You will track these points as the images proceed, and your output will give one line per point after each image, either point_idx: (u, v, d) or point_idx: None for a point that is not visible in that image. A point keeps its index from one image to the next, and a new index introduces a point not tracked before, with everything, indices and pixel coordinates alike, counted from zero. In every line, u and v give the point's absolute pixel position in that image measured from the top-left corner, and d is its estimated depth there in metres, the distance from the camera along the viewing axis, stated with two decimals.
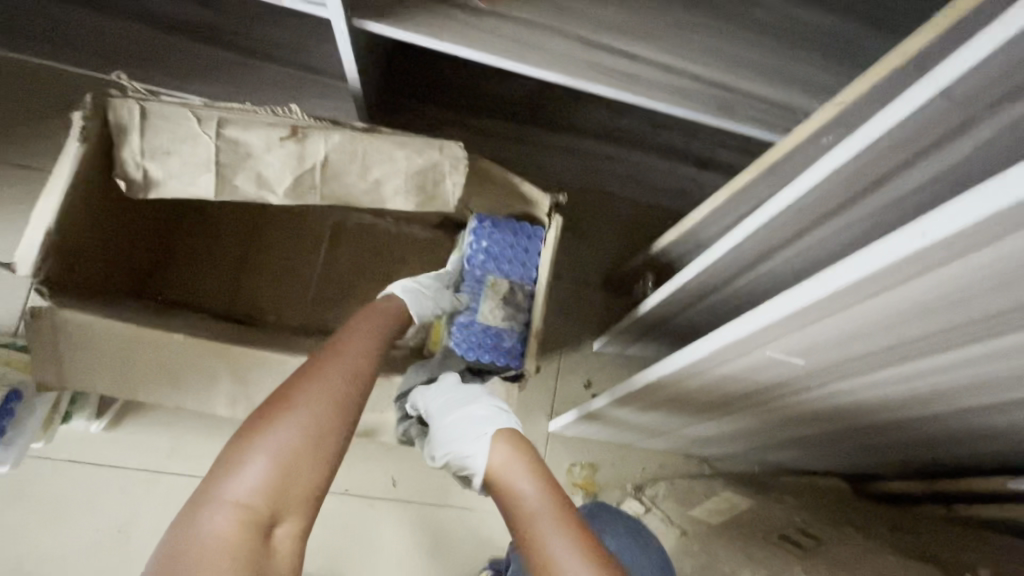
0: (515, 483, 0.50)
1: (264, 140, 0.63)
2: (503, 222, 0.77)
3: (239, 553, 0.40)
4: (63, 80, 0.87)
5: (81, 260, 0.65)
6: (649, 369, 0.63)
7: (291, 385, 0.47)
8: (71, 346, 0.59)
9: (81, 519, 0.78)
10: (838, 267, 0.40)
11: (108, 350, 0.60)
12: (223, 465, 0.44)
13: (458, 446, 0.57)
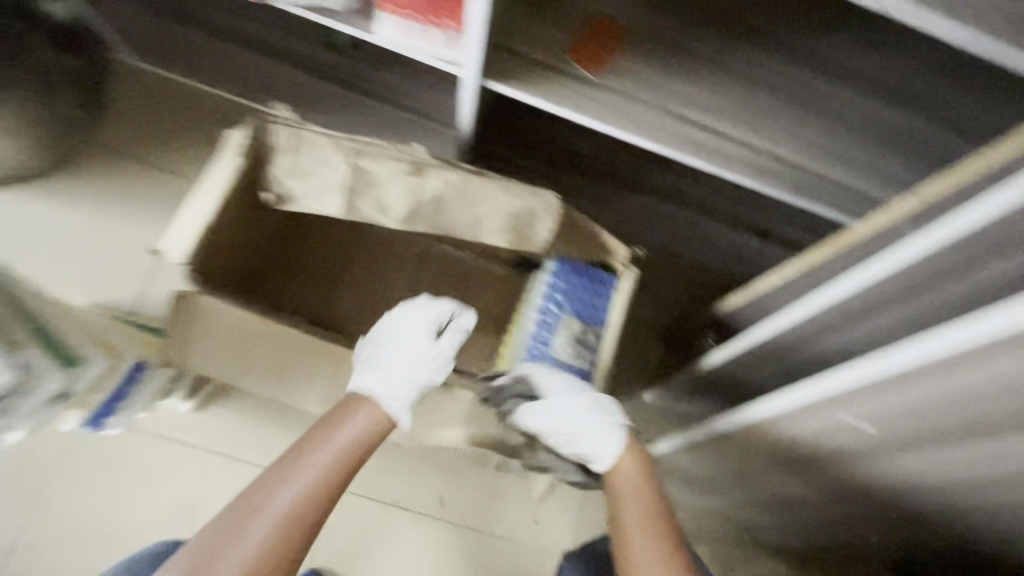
0: (630, 482, 0.65)
1: (388, 173, 0.72)
2: (580, 267, 0.83)
3: None
4: (209, 101, 1.00)
5: (217, 257, 0.74)
6: (740, 412, 0.68)
7: (226, 539, 0.50)
8: (202, 330, 0.67)
9: (162, 491, 0.85)
10: (907, 344, 0.46)
11: (232, 337, 0.68)
12: None
13: (584, 433, 0.67)
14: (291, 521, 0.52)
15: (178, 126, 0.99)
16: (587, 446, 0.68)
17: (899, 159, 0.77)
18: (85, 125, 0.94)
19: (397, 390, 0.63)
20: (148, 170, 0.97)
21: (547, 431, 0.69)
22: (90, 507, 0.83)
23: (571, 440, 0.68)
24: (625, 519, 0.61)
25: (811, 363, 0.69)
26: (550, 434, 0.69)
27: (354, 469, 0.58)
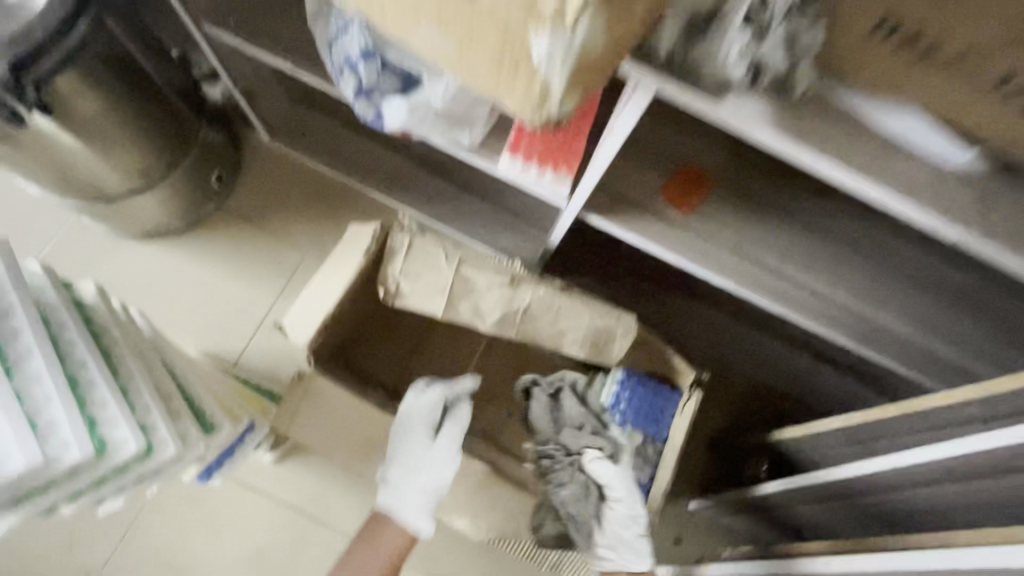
0: None
1: (487, 282, 0.81)
2: (646, 379, 0.87)
3: None
4: (320, 178, 1.11)
5: (330, 337, 0.85)
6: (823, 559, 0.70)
7: None
8: (310, 408, 0.78)
9: (237, 535, 0.93)
10: (960, 549, 0.53)
11: (336, 416, 0.79)
12: None
13: (638, 521, 0.78)
14: None
15: (290, 198, 1.10)
16: (634, 534, 0.77)
17: (969, 323, 0.79)
18: (219, 194, 1.07)
19: (410, 505, 0.73)
20: (261, 235, 1.08)
21: (617, 498, 0.78)
22: (174, 542, 0.92)
23: (628, 520, 0.77)
24: None
25: (875, 514, 0.73)
26: (622, 506, 0.78)
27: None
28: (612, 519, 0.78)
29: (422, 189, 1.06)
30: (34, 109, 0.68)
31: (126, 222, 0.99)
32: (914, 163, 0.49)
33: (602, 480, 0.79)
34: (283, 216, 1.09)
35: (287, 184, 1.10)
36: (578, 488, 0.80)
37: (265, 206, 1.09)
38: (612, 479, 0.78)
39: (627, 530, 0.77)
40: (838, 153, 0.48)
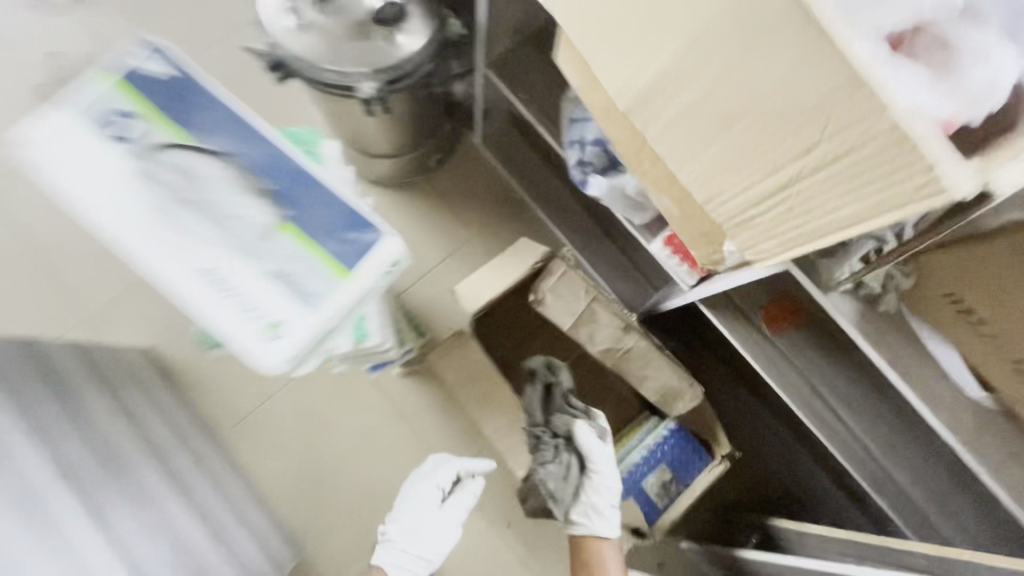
0: None
1: (607, 320, 1.08)
2: (690, 437, 1.13)
3: None
4: (501, 182, 1.42)
5: (485, 312, 1.16)
6: None
7: None
8: (452, 352, 1.12)
9: (359, 413, 1.28)
10: None
11: (472, 366, 1.12)
12: None
13: (608, 497, 0.99)
14: None
15: (475, 189, 1.41)
16: (606, 509, 0.98)
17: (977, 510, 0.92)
18: (429, 170, 1.40)
19: (401, 559, 1.00)
20: (445, 209, 1.40)
21: (597, 472, 0.99)
22: (318, 399, 1.28)
23: (605, 496, 0.98)
24: None
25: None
26: (600, 477, 0.99)
27: None
28: (591, 495, 0.98)
29: (572, 219, 1.33)
30: (374, 102, 0.94)
31: (362, 168, 1.34)
32: (939, 381, 0.71)
33: (588, 455, 0.99)
34: (466, 201, 1.40)
35: (477, 179, 1.41)
36: (563, 465, 0.98)
37: (457, 189, 1.41)
38: (597, 457, 0.98)
39: (603, 502, 0.98)
40: (888, 355, 0.71)
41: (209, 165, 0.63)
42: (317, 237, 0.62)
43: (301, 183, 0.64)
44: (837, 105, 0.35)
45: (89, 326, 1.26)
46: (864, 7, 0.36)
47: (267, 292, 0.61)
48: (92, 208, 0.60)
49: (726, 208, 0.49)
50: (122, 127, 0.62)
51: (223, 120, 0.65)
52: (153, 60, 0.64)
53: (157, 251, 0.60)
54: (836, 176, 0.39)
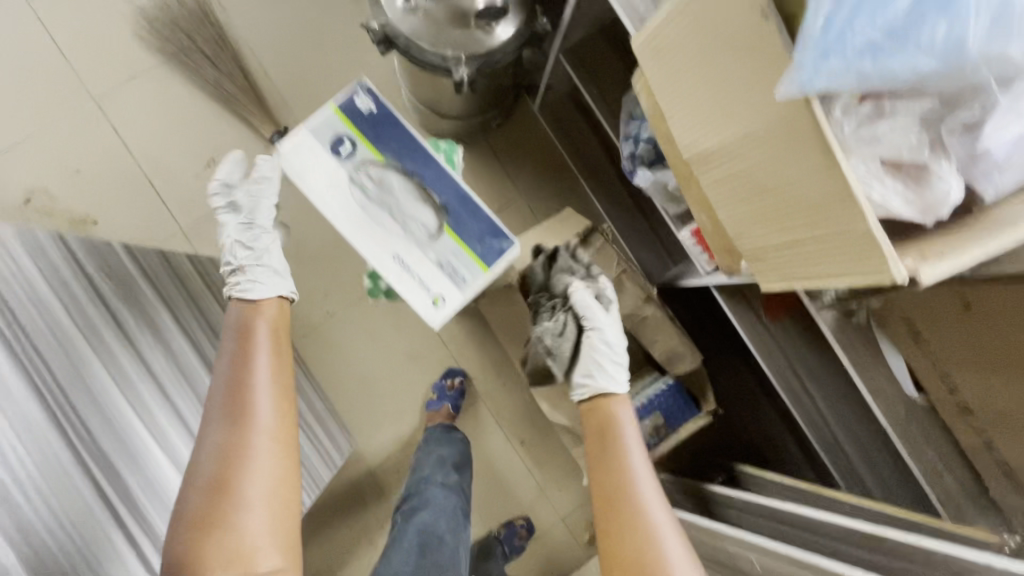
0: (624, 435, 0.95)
1: (631, 290, 1.28)
2: (682, 392, 1.37)
3: (286, 437, 0.84)
4: (553, 150, 1.56)
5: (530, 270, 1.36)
6: (725, 526, 1.17)
7: (244, 448, 0.79)
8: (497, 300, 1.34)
9: (410, 336, 1.54)
10: (796, 552, 0.98)
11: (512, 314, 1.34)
12: (245, 456, 0.78)
13: (607, 356, 1.02)
14: (275, 422, 0.83)
15: (528, 154, 1.55)
16: (606, 367, 1.01)
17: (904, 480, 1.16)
18: (489, 131, 1.54)
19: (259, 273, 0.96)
20: (499, 169, 1.55)
21: (595, 330, 1.05)
22: (375, 322, 1.52)
23: (607, 356, 1.02)
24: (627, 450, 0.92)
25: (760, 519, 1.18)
26: (599, 335, 1.04)
27: (282, 358, 0.89)
28: (592, 353, 1.02)
29: (613, 194, 1.49)
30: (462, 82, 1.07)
31: (431, 123, 1.48)
32: (889, 381, 0.92)
33: (585, 310, 1.05)
34: (518, 163, 1.55)
35: (531, 144, 1.56)
36: (560, 322, 1.06)
37: (512, 151, 1.55)
38: (595, 314, 1.04)
39: (605, 360, 1.02)
40: (852, 356, 0.91)
41: (397, 179, 0.84)
42: (469, 241, 0.84)
43: (459, 197, 0.84)
44: (832, 212, 0.54)
45: (183, 234, 1.45)
46: (866, 143, 0.54)
47: (432, 275, 0.84)
48: (319, 203, 0.83)
49: (748, 245, 0.68)
50: (340, 145, 0.83)
51: (407, 144, 0.84)
52: (362, 95, 0.83)
53: (360, 238, 0.84)
54: (818, 249, 0.58)
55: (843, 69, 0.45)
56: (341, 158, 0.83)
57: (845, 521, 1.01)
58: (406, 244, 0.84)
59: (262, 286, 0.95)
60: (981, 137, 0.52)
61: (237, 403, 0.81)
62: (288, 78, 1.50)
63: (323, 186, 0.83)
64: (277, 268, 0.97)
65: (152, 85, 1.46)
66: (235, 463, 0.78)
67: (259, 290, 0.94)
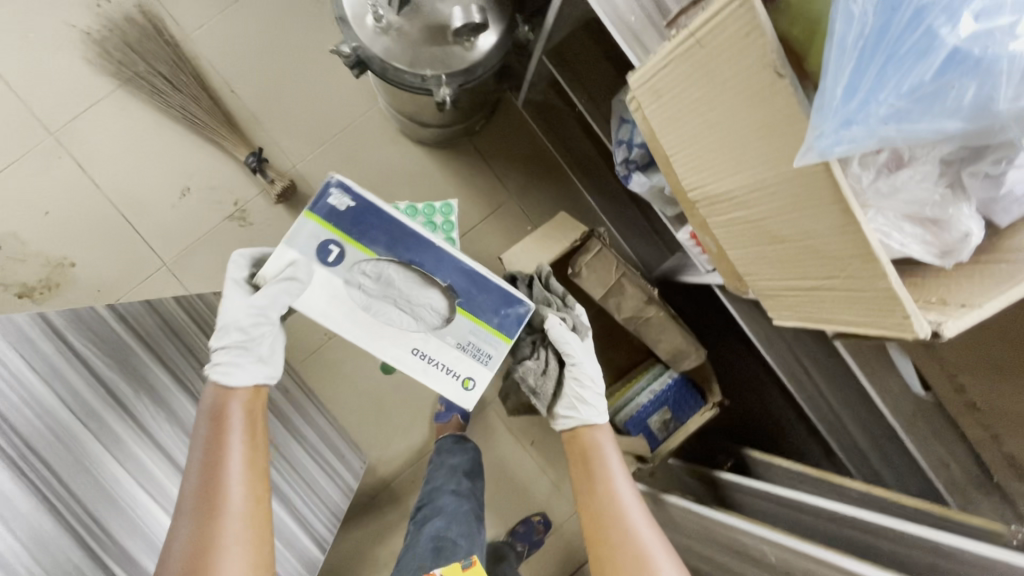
0: (605, 452, 0.93)
1: (632, 293, 1.26)
2: (687, 386, 1.38)
3: (264, 524, 0.73)
4: (541, 147, 1.51)
5: None
6: (737, 518, 1.19)
7: (215, 541, 0.69)
8: None
9: None
10: (808, 543, 1.01)
11: None
12: (215, 550, 0.69)
13: (588, 389, 0.96)
14: (251, 508, 0.72)
15: (515, 153, 1.50)
16: (587, 401, 0.96)
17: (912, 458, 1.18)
18: (473, 133, 1.48)
19: (244, 365, 0.81)
20: (488, 171, 1.50)
21: (576, 364, 0.97)
22: None
23: (590, 389, 0.97)
24: (605, 468, 0.91)
25: (771, 507, 1.21)
26: (578, 369, 0.97)
27: (261, 434, 0.78)
28: (574, 391, 0.97)
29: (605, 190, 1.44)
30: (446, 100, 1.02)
31: (411, 130, 1.41)
32: (897, 380, 0.92)
33: (564, 345, 0.97)
34: (506, 164, 1.50)
35: (519, 142, 1.50)
36: (540, 360, 0.99)
37: (499, 151, 1.50)
38: (574, 347, 0.97)
39: (587, 392, 0.96)
40: (860, 359, 0.92)
41: (397, 270, 0.80)
42: (484, 315, 0.82)
43: (467, 275, 0.80)
44: (849, 268, 0.52)
45: (167, 269, 1.40)
46: (879, 194, 0.52)
47: (456, 358, 0.83)
48: (326, 318, 0.80)
49: (757, 278, 0.66)
50: (327, 252, 0.78)
51: (396, 233, 0.77)
52: (336, 196, 0.75)
53: (375, 340, 0.81)
54: (833, 296, 0.57)
55: (861, 134, 0.43)
56: (332, 266, 0.79)
57: (854, 509, 1.04)
58: (423, 335, 0.82)
59: (241, 371, 0.81)
60: (1003, 183, 0.50)
61: (208, 494, 0.71)
62: (256, 94, 1.42)
63: (323, 298, 0.80)
64: (264, 355, 0.83)
65: (113, 114, 1.37)
66: (207, 561, 0.68)
67: (236, 374, 0.80)
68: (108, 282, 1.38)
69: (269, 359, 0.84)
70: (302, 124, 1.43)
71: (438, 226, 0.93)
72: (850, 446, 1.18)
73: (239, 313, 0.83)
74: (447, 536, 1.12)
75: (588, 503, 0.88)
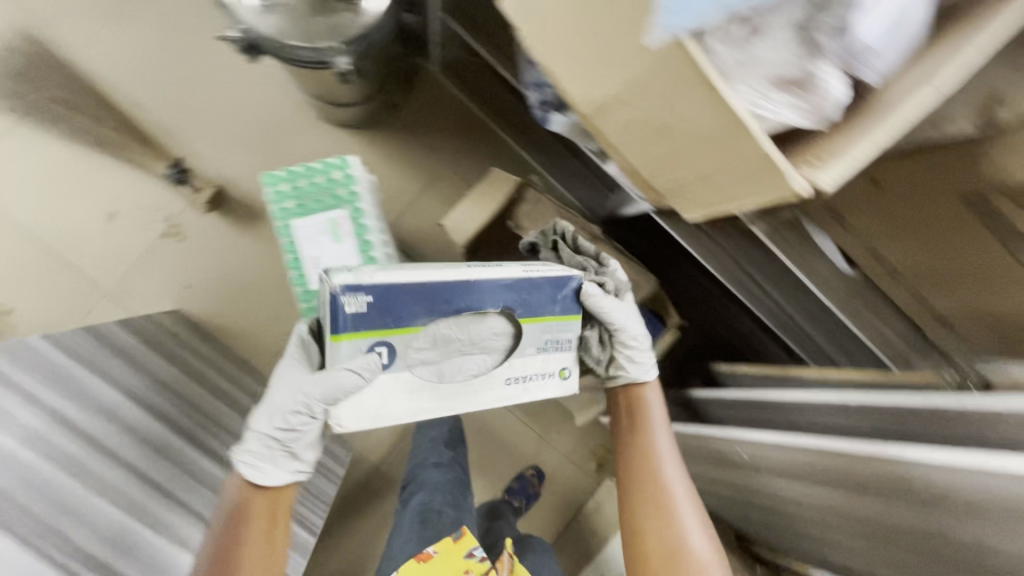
0: (657, 417, 0.99)
1: (576, 234, 1.28)
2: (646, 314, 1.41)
3: None
4: (465, 109, 1.50)
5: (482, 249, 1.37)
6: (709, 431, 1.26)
7: None
8: None
9: None
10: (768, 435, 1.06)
11: None
12: None
13: (641, 350, 0.98)
14: None
15: (441, 120, 1.49)
16: (641, 361, 0.99)
17: None
18: (394, 106, 1.46)
19: (273, 465, 0.87)
20: (417, 143, 1.49)
21: (628, 331, 0.94)
22: None
23: (639, 348, 0.98)
24: (654, 433, 0.96)
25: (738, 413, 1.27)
26: (629, 331, 0.94)
27: (277, 526, 0.88)
28: (628, 354, 0.98)
29: (534, 143, 1.44)
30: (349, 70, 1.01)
31: (329, 114, 1.39)
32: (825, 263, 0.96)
33: (613, 316, 0.92)
34: (434, 132, 1.50)
35: (441, 109, 1.49)
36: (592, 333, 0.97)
37: (424, 121, 1.49)
38: (623, 315, 0.93)
39: (640, 350, 0.98)
40: (787, 248, 0.96)
41: (446, 326, 0.74)
42: (546, 309, 0.80)
43: (510, 288, 0.76)
44: (728, 145, 0.54)
45: (110, 298, 1.37)
46: (745, 65, 0.55)
47: (544, 361, 0.83)
48: (420, 413, 0.76)
49: (666, 185, 0.70)
50: (379, 355, 0.72)
51: (426, 293, 0.71)
52: (350, 300, 0.67)
53: (467, 393, 0.79)
54: (725, 176, 0.59)
55: (703, 6, 0.44)
56: (389, 367, 0.73)
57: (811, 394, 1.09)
58: (504, 363, 0.80)
59: (273, 470, 0.87)
60: (851, 30, 0.52)
61: None
62: (166, 107, 1.38)
63: (401, 394, 0.75)
64: (296, 454, 0.88)
65: (20, 150, 1.33)
66: None
67: (267, 473, 0.86)
68: (51, 321, 1.34)
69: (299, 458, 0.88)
70: (220, 128, 1.40)
71: (337, 182, 0.89)
72: (805, 339, 1.23)
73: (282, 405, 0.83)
74: (433, 505, 1.17)
75: (629, 459, 0.96)
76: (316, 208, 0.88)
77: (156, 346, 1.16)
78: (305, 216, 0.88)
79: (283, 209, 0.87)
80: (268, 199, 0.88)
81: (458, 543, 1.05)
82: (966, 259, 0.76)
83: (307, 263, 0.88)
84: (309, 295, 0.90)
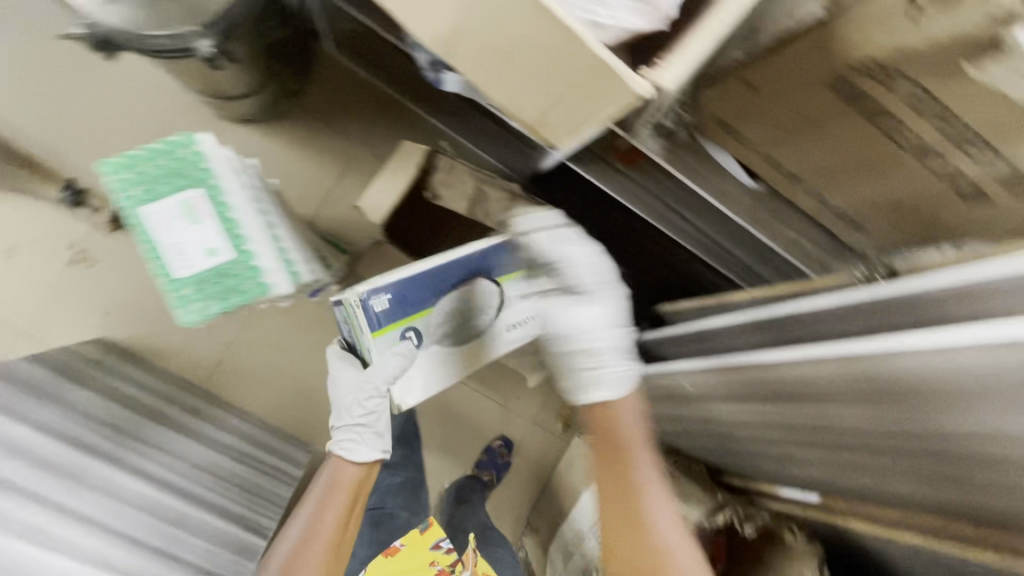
0: (640, 429, 0.85)
1: (496, 196, 1.25)
2: None
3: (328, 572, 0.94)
4: (368, 86, 1.45)
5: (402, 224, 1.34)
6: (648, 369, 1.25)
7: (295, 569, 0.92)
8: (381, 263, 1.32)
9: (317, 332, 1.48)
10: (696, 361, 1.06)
11: None
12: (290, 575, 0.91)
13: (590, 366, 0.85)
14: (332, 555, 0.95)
15: (345, 102, 1.44)
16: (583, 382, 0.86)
17: None
18: (294, 94, 1.40)
19: (360, 442, 1.04)
20: (325, 130, 1.44)
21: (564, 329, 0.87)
22: (269, 335, 1.43)
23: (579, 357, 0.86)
24: (638, 449, 0.84)
25: (679, 349, 1.28)
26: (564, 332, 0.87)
27: (355, 503, 1.01)
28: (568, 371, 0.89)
29: (444, 110, 1.40)
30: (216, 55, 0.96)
31: (225, 111, 1.33)
32: (729, 182, 0.96)
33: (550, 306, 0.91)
34: (341, 115, 1.44)
35: (343, 90, 1.44)
36: None
37: (328, 105, 1.44)
38: (563, 308, 0.89)
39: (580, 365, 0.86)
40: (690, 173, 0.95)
41: (450, 301, 1.00)
42: (513, 267, 1.06)
43: (481, 258, 1.01)
44: (574, 46, 0.52)
45: (26, 337, 1.31)
46: None
47: (526, 308, 1.08)
48: (458, 368, 1.06)
49: (530, 118, 0.67)
50: (410, 336, 0.98)
51: (428, 281, 0.96)
52: (377, 301, 0.91)
53: (485, 345, 1.06)
54: (584, 83, 0.56)
55: None
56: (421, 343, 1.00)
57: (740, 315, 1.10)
58: (503, 316, 1.06)
59: (364, 448, 1.03)
60: None
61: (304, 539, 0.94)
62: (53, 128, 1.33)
63: (435, 354, 1.03)
64: (379, 431, 1.05)
65: None
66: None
67: (359, 450, 1.03)
68: None
69: (382, 435, 1.05)
70: (116, 143, 1.34)
71: (187, 160, 0.75)
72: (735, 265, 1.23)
73: (349, 398, 1.03)
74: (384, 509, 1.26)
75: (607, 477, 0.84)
76: (165, 190, 0.74)
77: (73, 378, 1.14)
78: (155, 201, 0.73)
79: (125, 196, 0.72)
80: (104, 188, 0.73)
81: (424, 535, 1.12)
82: (858, 151, 0.75)
83: (165, 251, 0.73)
84: (176, 286, 0.74)
